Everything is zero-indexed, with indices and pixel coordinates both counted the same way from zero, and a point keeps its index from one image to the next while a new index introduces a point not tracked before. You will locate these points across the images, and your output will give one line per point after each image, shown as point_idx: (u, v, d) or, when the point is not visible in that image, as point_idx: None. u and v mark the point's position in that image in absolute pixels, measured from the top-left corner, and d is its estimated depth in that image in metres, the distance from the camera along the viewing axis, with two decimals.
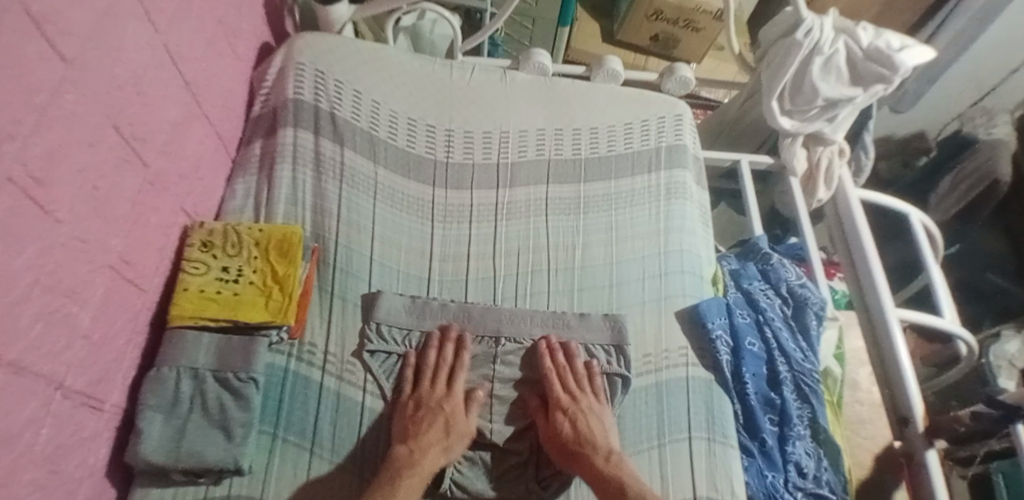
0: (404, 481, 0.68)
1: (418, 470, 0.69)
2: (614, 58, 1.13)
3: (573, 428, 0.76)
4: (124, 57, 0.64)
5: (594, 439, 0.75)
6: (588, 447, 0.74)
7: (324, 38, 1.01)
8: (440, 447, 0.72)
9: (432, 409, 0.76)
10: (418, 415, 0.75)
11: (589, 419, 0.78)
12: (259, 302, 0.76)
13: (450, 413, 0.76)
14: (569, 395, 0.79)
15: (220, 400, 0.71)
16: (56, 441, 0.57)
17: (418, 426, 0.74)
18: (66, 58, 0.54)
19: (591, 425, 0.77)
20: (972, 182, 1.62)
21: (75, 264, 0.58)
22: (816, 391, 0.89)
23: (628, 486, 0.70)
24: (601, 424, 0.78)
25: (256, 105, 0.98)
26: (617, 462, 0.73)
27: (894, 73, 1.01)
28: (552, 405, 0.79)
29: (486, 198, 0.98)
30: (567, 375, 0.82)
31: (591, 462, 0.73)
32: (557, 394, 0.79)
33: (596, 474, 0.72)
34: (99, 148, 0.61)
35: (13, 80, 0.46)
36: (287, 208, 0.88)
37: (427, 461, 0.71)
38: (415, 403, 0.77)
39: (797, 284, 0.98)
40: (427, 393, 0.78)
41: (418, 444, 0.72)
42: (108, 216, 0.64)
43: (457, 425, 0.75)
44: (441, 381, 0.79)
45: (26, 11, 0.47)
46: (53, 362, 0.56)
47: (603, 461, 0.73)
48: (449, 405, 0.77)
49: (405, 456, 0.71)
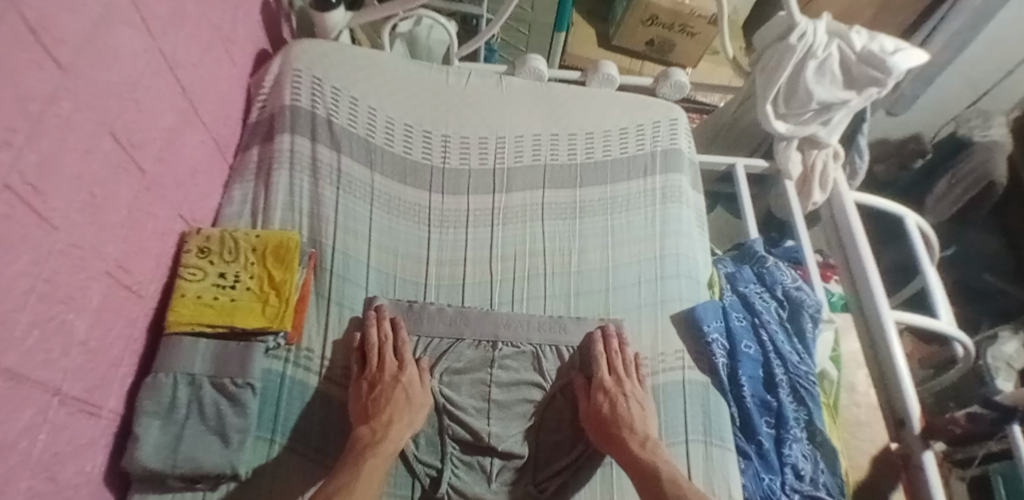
0: (370, 458, 0.68)
1: (382, 448, 0.69)
2: (610, 64, 1.14)
3: (611, 409, 0.77)
4: (120, 65, 0.64)
5: (633, 424, 0.76)
6: (626, 431, 0.75)
7: (320, 44, 1.02)
8: (401, 424, 0.73)
9: (386, 385, 0.75)
10: (375, 393, 0.75)
11: (629, 404, 0.78)
12: (255, 308, 0.76)
13: (404, 388, 0.76)
14: (614, 379, 0.81)
15: (217, 406, 0.71)
16: (53, 448, 0.57)
17: (377, 405, 0.74)
18: (62, 66, 0.54)
19: (631, 411, 0.78)
20: (967, 185, 1.63)
21: (71, 270, 0.58)
22: (813, 393, 0.90)
23: (661, 470, 0.70)
24: (641, 411, 0.79)
25: (253, 112, 0.98)
26: (652, 449, 0.73)
27: (888, 76, 1.02)
28: (596, 386, 0.81)
29: (482, 203, 0.99)
30: (614, 358, 0.83)
31: (625, 445, 0.74)
32: (601, 376, 0.81)
33: (631, 457, 0.72)
34: (94, 155, 0.61)
35: (8, 89, 0.47)
36: (284, 214, 0.88)
37: (389, 438, 0.71)
38: (368, 381, 0.77)
39: (793, 287, 0.98)
40: (380, 369, 0.77)
41: (380, 423, 0.72)
42: (104, 223, 0.64)
43: (411, 400, 0.75)
44: (389, 356, 0.78)
45: (22, 19, 0.48)
46: (50, 369, 0.56)
47: (638, 447, 0.73)
48: (404, 380, 0.76)
49: (370, 435, 0.71)
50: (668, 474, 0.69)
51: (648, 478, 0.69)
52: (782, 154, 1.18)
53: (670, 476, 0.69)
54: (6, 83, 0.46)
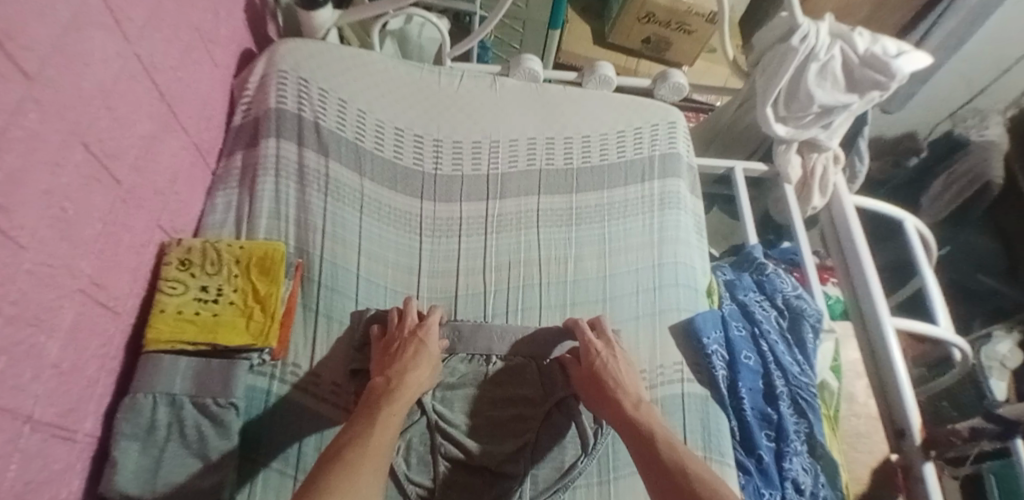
0: (385, 405, 0.66)
1: (397, 396, 0.67)
2: (607, 65, 1.11)
3: (597, 369, 0.76)
4: (93, 70, 0.61)
5: (625, 387, 0.74)
6: (618, 392, 0.73)
7: (305, 44, 0.98)
8: (417, 376, 0.71)
9: (405, 340, 0.75)
10: (393, 349, 0.75)
11: (618, 363, 0.77)
12: (239, 324, 0.73)
13: (421, 341, 0.75)
14: (603, 343, 0.79)
15: (198, 428, 0.68)
16: (25, 477, 0.54)
17: (396, 358, 0.73)
18: (29, 74, 0.51)
19: (621, 370, 0.76)
20: (964, 184, 1.64)
21: (41, 290, 0.55)
22: (813, 405, 0.88)
23: (656, 429, 0.67)
24: (629, 369, 0.77)
25: (237, 115, 0.95)
26: (646, 408, 0.71)
27: (891, 80, 1.00)
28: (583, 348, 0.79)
29: (476, 211, 0.96)
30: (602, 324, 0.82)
31: (621, 408, 0.71)
32: (586, 336, 0.79)
33: (623, 417, 0.70)
34: (65, 168, 0.58)
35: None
36: (269, 223, 0.85)
37: (405, 385, 0.69)
38: (386, 340, 0.76)
39: (794, 296, 0.96)
40: (400, 328, 0.77)
41: (395, 372, 0.71)
42: (77, 238, 0.61)
43: (430, 351, 0.74)
44: (410, 315, 0.79)
45: None
46: (20, 395, 0.53)
47: (631, 408, 0.70)
48: (422, 331, 0.76)
49: (385, 384, 0.69)
50: (659, 432, 0.66)
51: (641, 436, 0.66)
52: (781, 157, 1.15)
53: (664, 439, 0.65)
54: None
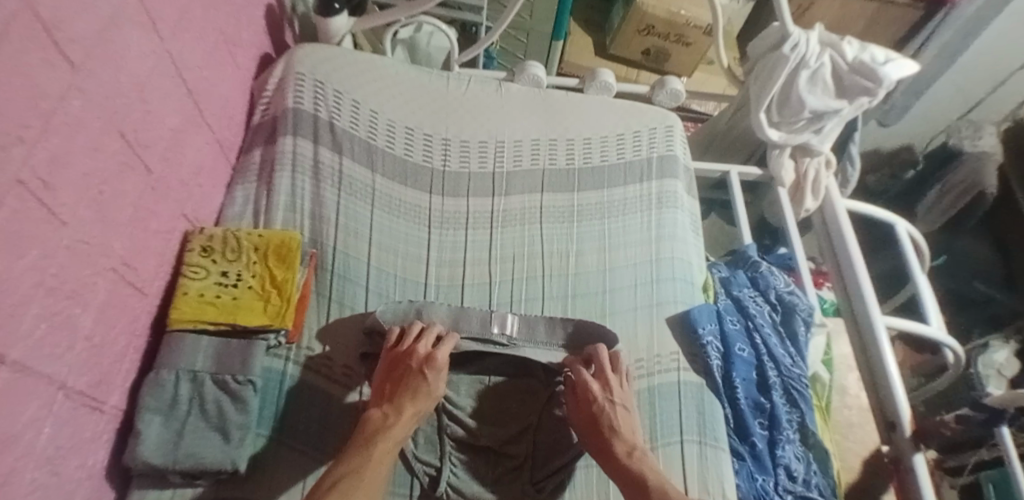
0: (379, 442, 0.66)
1: (391, 434, 0.68)
2: (607, 71, 1.17)
3: (598, 413, 0.75)
4: (128, 64, 0.66)
5: (622, 430, 0.73)
6: (614, 438, 0.72)
7: (323, 49, 1.04)
8: (414, 414, 0.71)
9: (411, 372, 0.74)
10: (397, 376, 0.75)
11: (618, 409, 0.76)
12: (257, 306, 0.77)
13: (425, 375, 0.74)
14: (601, 383, 0.78)
15: (219, 403, 0.72)
16: (56, 442, 0.58)
17: (398, 389, 0.73)
18: (74, 64, 0.56)
19: (619, 415, 0.75)
20: (958, 193, 1.68)
21: (77, 266, 0.59)
22: (805, 395, 0.91)
23: (650, 479, 0.66)
24: (629, 415, 0.76)
25: (256, 114, 1.00)
26: (640, 457, 0.70)
27: (879, 85, 1.04)
28: (581, 388, 0.78)
29: (481, 206, 1.00)
30: (601, 361, 0.80)
31: (615, 453, 0.71)
32: (584, 377, 0.79)
33: (617, 465, 0.69)
34: (102, 153, 0.62)
35: (21, 87, 0.48)
36: (286, 215, 0.89)
37: (400, 422, 0.69)
38: (391, 365, 0.76)
39: (786, 291, 1.00)
40: (408, 353, 0.76)
41: (392, 407, 0.71)
42: (110, 220, 0.65)
43: (433, 390, 0.73)
44: (422, 343, 0.77)
45: (38, 17, 0.49)
46: (55, 363, 0.57)
47: (625, 455, 0.70)
48: (429, 370, 0.74)
49: (381, 419, 0.69)
50: (656, 483, 0.66)
51: (636, 485, 0.66)
52: (775, 161, 1.20)
53: (659, 486, 0.65)
54: (19, 79, 0.48)
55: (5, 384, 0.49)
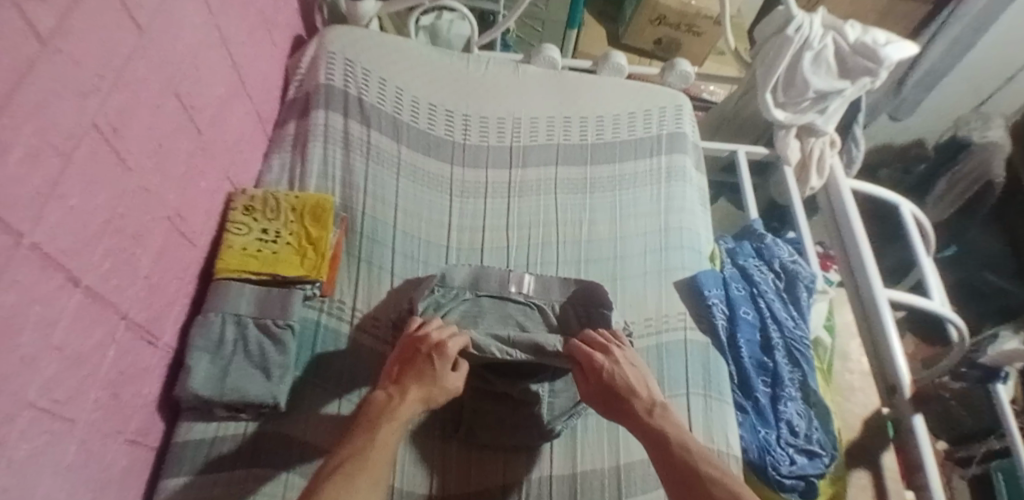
0: (384, 422, 0.69)
1: (396, 415, 0.70)
2: (619, 54, 1.22)
3: (610, 381, 0.76)
4: (184, 33, 0.73)
5: (638, 392, 0.76)
6: (631, 401, 0.75)
7: (352, 31, 1.11)
8: (418, 398, 0.72)
9: (419, 357, 0.75)
10: (407, 359, 0.76)
11: (627, 374, 0.77)
12: (294, 260, 0.83)
13: (433, 363, 0.75)
14: (602, 351, 0.79)
15: (261, 344, 0.78)
16: (118, 368, 0.65)
17: (407, 372, 0.75)
18: (140, 26, 0.63)
19: (631, 381, 0.77)
20: (967, 184, 1.71)
21: (140, 210, 0.67)
22: (807, 356, 0.96)
23: (673, 437, 0.71)
24: (638, 374, 0.79)
25: (291, 90, 1.07)
26: (660, 414, 0.74)
27: (880, 66, 1.09)
28: (585, 361, 0.78)
29: (499, 177, 1.06)
30: (596, 336, 0.81)
31: (634, 411, 0.74)
32: (584, 349, 0.79)
33: (640, 425, 0.73)
34: (163, 111, 0.69)
35: (94, 41, 0.55)
36: (319, 181, 0.96)
37: (404, 404, 0.71)
38: (403, 349, 0.78)
39: (789, 260, 1.05)
40: (420, 339, 0.77)
41: (396, 389, 0.73)
42: (167, 173, 0.72)
43: (439, 378, 0.74)
44: (434, 332, 0.78)
45: None
46: (119, 295, 0.64)
47: (645, 415, 0.74)
48: (438, 356, 0.75)
49: (385, 401, 0.72)
50: (678, 440, 0.70)
51: (659, 444, 0.70)
52: (781, 142, 1.25)
53: (681, 441, 0.70)
54: (93, 34, 0.55)
55: (76, 304, 0.57)
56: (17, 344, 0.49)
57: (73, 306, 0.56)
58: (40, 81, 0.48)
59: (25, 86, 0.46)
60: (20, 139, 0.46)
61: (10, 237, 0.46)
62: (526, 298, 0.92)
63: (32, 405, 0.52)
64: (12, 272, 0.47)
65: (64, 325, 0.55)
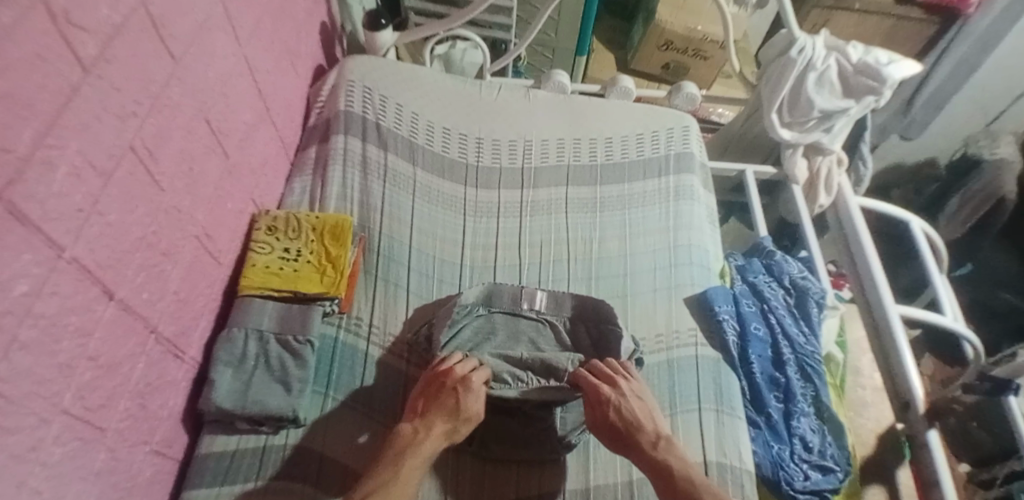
0: (407, 458, 0.72)
1: (419, 450, 0.73)
2: (627, 77, 1.26)
3: (617, 414, 0.78)
4: (215, 63, 0.78)
5: (642, 424, 0.78)
6: (637, 433, 0.77)
7: (371, 60, 1.16)
8: (442, 433, 0.75)
9: (444, 390, 0.78)
10: (432, 392, 0.79)
11: (632, 406, 0.79)
12: (314, 277, 0.87)
13: (458, 396, 0.77)
14: (610, 383, 0.81)
15: (281, 359, 0.81)
16: (146, 380, 0.68)
17: (431, 406, 0.78)
18: (175, 57, 0.68)
19: (636, 412, 0.79)
20: (979, 201, 1.69)
21: (171, 228, 0.70)
22: (819, 372, 0.96)
23: (677, 471, 0.74)
24: (645, 406, 0.81)
25: (312, 117, 1.12)
26: (665, 447, 0.76)
27: (883, 85, 1.11)
28: (593, 394, 0.80)
29: (511, 197, 1.09)
30: (603, 368, 0.83)
31: (640, 445, 0.77)
32: (593, 381, 0.81)
33: (645, 457, 0.76)
34: (194, 135, 0.74)
35: (133, 71, 0.60)
36: (338, 202, 1.00)
37: (428, 439, 0.74)
38: (427, 382, 0.81)
39: (799, 276, 1.06)
40: (443, 373, 0.80)
41: (422, 423, 0.76)
42: (196, 194, 0.76)
43: (462, 412, 0.76)
44: (459, 366, 0.80)
45: (148, 15, 0.61)
46: (150, 309, 0.68)
47: (651, 448, 0.76)
48: (462, 390, 0.78)
49: (410, 434, 0.75)
50: (682, 472, 0.74)
51: (664, 477, 0.74)
52: (788, 161, 1.27)
53: (684, 473, 0.73)
54: (133, 64, 0.60)
55: (110, 316, 0.60)
56: (55, 351, 0.52)
57: (107, 317, 0.60)
58: (82, 106, 0.52)
59: (68, 110, 0.50)
60: (62, 159, 0.50)
61: (51, 251, 0.50)
62: (538, 315, 0.94)
63: (65, 411, 0.54)
64: (53, 284, 0.51)
65: (98, 335, 0.59)
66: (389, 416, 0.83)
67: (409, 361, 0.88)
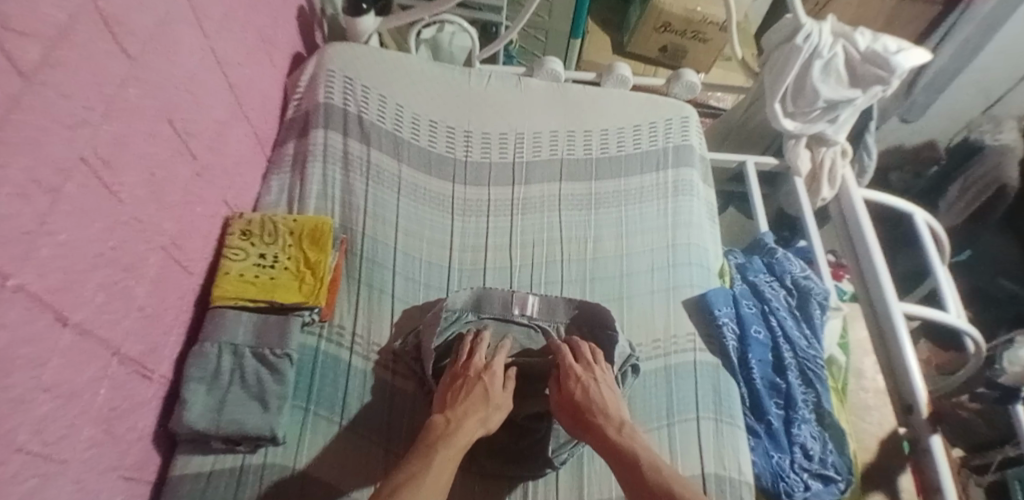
0: (441, 448, 0.69)
1: (454, 440, 0.70)
2: (624, 65, 1.20)
3: (582, 396, 0.77)
4: (178, 59, 0.71)
5: (607, 410, 0.76)
6: (600, 417, 0.75)
7: (352, 47, 1.09)
8: (476, 418, 0.73)
9: (469, 380, 0.78)
10: (457, 385, 0.78)
11: (601, 389, 0.78)
12: (293, 286, 0.82)
13: (486, 385, 0.77)
14: (583, 367, 0.81)
15: (258, 374, 0.77)
16: (111, 403, 0.64)
17: (458, 398, 0.76)
18: (131, 55, 0.62)
19: (604, 396, 0.78)
20: (980, 189, 1.63)
21: (133, 242, 0.65)
22: (821, 376, 0.92)
23: (641, 456, 0.70)
24: (613, 395, 0.79)
25: (290, 109, 1.06)
26: (629, 434, 0.74)
27: (892, 74, 1.06)
28: (563, 375, 0.80)
29: (502, 194, 1.04)
30: (580, 347, 0.84)
31: (603, 432, 0.74)
32: (567, 360, 0.81)
33: (606, 442, 0.73)
34: (156, 139, 0.68)
35: (82, 74, 0.54)
36: (318, 202, 0.95)
37: (462, 431, 0.72)
38: (453, 377, 0.80)
39: (801, 276, 1.02)
40: (466, 366, 0.81)
41: (455, 414, 0.74)
42: (162, 202, 0.70)
43: (491, 398, 0.76)
44: (478, 354, 0.82)
45: (98, 11, 0.55)
46: (113, 330, 0.63)
47: (614, 433, 0.74)
48: (487, 376, 0.78)
49: (444, 426, 0.72)
50: (647, 460, 0.70)
51: (627, 463, 0.70)
52: (791, 152, 1.22)
53: (650, 461, 0.69)
54: (81, 67, 0.53)
55: (67, 343, 0.55)
56: (6, 387, 0.47)
57: (63, 345, 0.55)
58: (25, 117, 0.47)
59: (8, 123, 0.45)
60: (5, 178, 0.45)
61: None
62: (529, 320, 0.91)
63: (21, 449, 0.50)
64: None
65: (53, 365, 0.54)
66: (376, 433, 0.79)
67: (394, 373, 0.84)
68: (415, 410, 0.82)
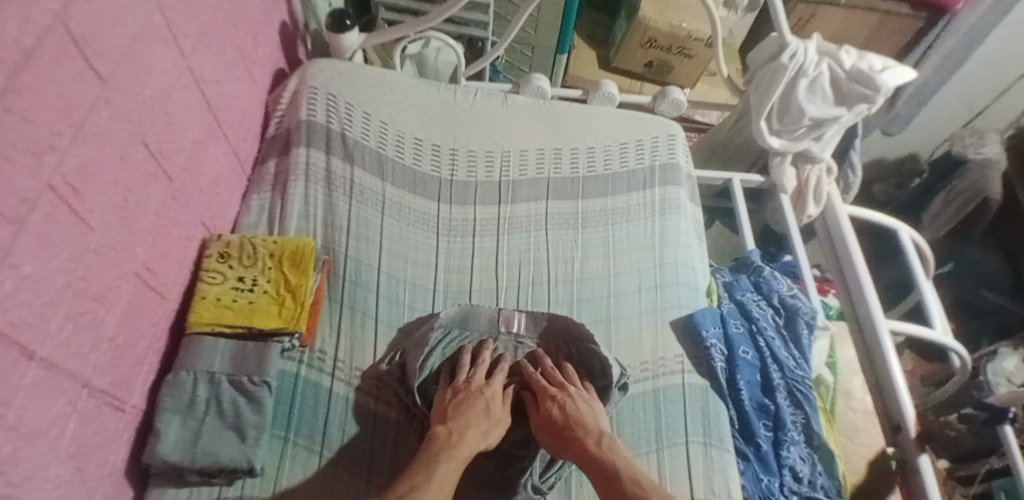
0: (444, 456, 0.69)
1: (456, 453, 0.69)
2: (609, 82, 1.19)
3: (561, 414, 0.77)
4: (152, 79, 0.69)
5: (585, 423, 0.76)
6: (578, 430, 0.75)
7: (336, 64, 1.08)
8: (478, 431, 0.74)
9: (471, 393, 0.78)
10: (458, 399, 0.78)
11: (578, 405, 0.79)
12: (273, 310, 0.80)
13: (490, 397, 0.78)
14: (557, 387, 0.82)
15: (235, 404, 0.74)
16: (80, 439, 0.60)
17: (461, 410, 0.76)
18: (102, 76, 0.59)
19: (580, 410, 0.78)
20: (963, 201, 1.67)
21: (103, 270, 0.62)
22: (809, 397, 0.92)
23: (622, 468, 0.70)
24: (592, 411, 0.79)
25: (271, 126, 1.04)
26: (609, 446, 0.73)
27: (877, 93, 1.06)
28: (541, 394, 0.81)
29: (488, 214, 1.03)
30: (554, 373, 0.85)
31: (582, 444, 0.74)
32: (541, 382, 0.82)
33: (586, 455, 0.72)
34: (128, 163, 0.65)
35: (49, 98, 0.51)
36: (299, 223, 0.93)
37: (465, 443, 0.71)
38: (454, 392, 0.80)
39: (789, 295, 1.02)
40: (464, 384, 0.80)
41: (458, 426, 0.73)
42: (133, 227, 0.68)
43: (492, 412, 0.77)
44: (479, 375, 0.81)
45: (66, 31, 0.53)
46: (81, 363, 0.60)
47: (593, 446, 0.73)
48: (488, 389, 0.79)
49: (446, 436, 0.72)
50: (629, 474, 0.69)
51: (606, 477, 0.69)
52: (776, 169, 1.23)
53: (630, 475, 0.68)
54: (48, 90, 0.51)
55: (32, 379, 0.52)
56: None
57: (29, 381, 0.52)
58: None
59: None
60: None
61: None
62: (517, 337, 0.90)
63: None
64: None
65: (18, 403, 0.50)
66: (356, 461, 0.76)
67: (375, 400, 0.82)
68: (398, 438, 0.80)
